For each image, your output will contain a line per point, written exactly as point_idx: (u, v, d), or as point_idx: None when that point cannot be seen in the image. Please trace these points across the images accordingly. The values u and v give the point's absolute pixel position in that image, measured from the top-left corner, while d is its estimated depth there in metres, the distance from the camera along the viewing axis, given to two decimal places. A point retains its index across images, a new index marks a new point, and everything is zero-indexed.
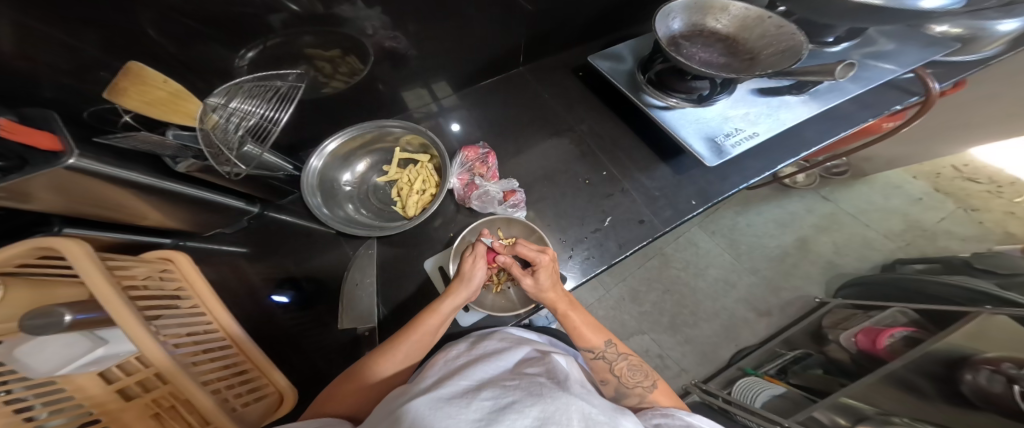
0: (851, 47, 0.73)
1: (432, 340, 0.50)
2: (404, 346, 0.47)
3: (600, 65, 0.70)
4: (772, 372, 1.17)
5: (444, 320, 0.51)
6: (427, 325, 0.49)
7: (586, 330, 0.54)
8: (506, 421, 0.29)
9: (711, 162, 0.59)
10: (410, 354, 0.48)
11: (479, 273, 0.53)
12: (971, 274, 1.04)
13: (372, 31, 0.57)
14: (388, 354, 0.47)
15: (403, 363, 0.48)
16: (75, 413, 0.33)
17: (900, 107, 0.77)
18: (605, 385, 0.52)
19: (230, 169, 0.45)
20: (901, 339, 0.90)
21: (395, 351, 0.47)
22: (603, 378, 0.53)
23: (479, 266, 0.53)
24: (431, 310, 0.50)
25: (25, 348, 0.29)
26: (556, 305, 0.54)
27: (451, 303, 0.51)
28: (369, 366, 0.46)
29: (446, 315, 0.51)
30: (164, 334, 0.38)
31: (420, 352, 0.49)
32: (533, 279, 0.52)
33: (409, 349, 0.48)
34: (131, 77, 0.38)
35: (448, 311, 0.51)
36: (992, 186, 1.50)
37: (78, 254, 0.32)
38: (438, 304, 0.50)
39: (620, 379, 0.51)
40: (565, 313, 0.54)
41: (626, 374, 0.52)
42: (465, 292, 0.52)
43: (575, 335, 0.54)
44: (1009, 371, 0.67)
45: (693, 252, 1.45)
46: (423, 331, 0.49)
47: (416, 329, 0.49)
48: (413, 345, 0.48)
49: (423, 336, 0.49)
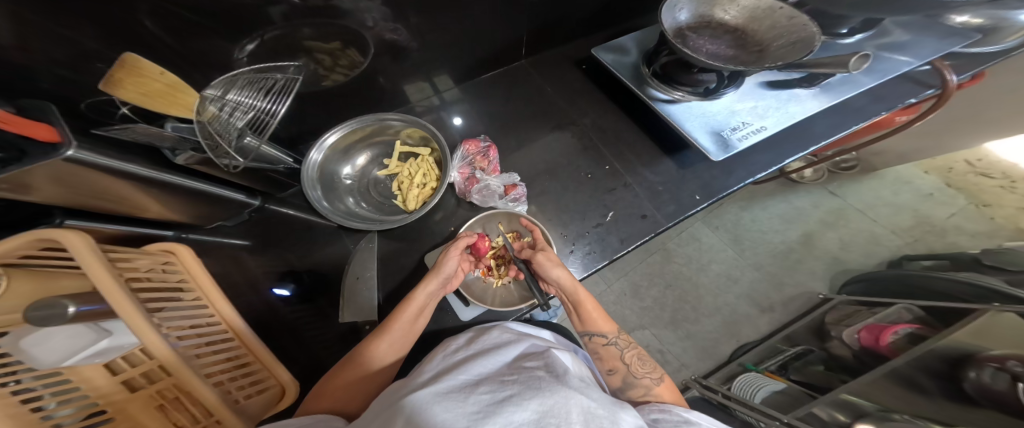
0: (865, 39, 0.71)
1: (416, 328, 0.52)
2: (389, 333, 0.49)
3: (605, 58, 0.69)
4: (773, 368, 1.17)
5: (423, 307, 0.53)
6: (406, 313, 0.50)
7: (598, 316, 0.55)
8: (504, 414, 0.29)
9: (717, 156, 0.58)
10: (397, 341, 0.49)
11: (450, 263, 0.53)
12: (980, 270, 1.02)
13: (372, 23, 0.56)
14: (376, 342, 0.48)
15: (394, 348, 0.49)
16: (82, 404, 0.34)
17: (914, 100, 0.75)
18: (614, 374, 0.52)
19: (229, 162, 0.45)
20: (905, 336, 0.89)
21: (381, 338, 0.49)
22: (612, 367, 0.53)
23: (451, 256, 0.54)
24: (407, 298, 0.52)
25: (31, 339, 0.29)
26: (574, 290, 0.54)
27: (427, 290, 0.52)
28: (366, 353, 0.48)
29: (424, 302, 0.53)
30: (167, 327, 0.38)
31: (406, 339, 0.50)
32: (547, 252, 0.56)
33: (395, 337, 0.49)
34: (127, 69, 0.38)
35: (426, 298, 0.53)
36: (1006, 181, 1.47)
37: (76, 243, 0.31)
38: (413, 293, 0.51)
39: (629, 368, 0.51)
40: (582, 302, 0.55)
41: (636, 363, 0.52)
42: (439, 280, 0.53)
43: (589, 321, 0.55)
44: (1014, 369, 0.66)
45: (696, 248, 1.44)
46: (403, 319, 0.50)
47: (397, 320, 0.50)
48: (398, 334, 0.50)
49: (405, 324, 0.50)
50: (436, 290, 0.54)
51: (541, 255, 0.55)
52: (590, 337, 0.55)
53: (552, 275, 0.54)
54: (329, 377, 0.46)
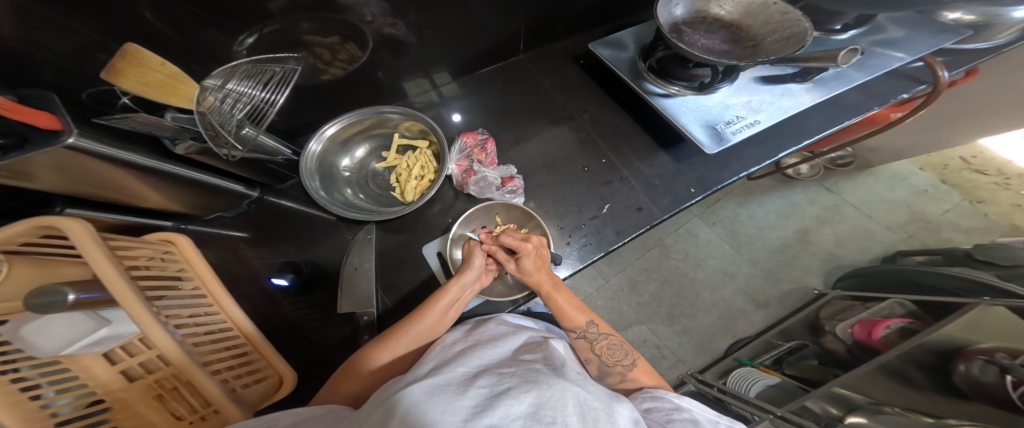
0: (859, 34, 0.72)
1: (446, 320, 0.52)
2: (412, 327, 0.49)
3: (601, 52, 0.69)
4: (767, 363, 1.17)
5: (455, 300, 0.53)
6: (440, 303, 0.51)
7: (571, 309, 0.54)
8: (501, 407, 0.30)
9: (710, 149, 0.58)
10: (421, 335, 0.50)
11: (477, 259, 0.54)
12: (973, 265, 1.03)
13: (371, 17, 0.56)
14: (394, 337, 0.49)
15: (416, 342, 0.50)
16: (81, 392, 0.34)
17: (908, 96, 0.76)
18: (589, 364, 0.53)
19: (228, 152, 0.45)
20: (897, 331, 0.91)
21: (404, 333, 0.49)
22: (586, 357, 0.53)
23: (477, 252, 0.55)
24: (440, 291, 0.52)
25: (31, 328, 0.29)
26: (542, 287, 0.54)
27: (460, 283, 0.53)
28: (379, 351, 0.48)
29: (457, 295, 0.53)
30: (165, 315, 0.38)
31: (430, 333, 0.51)
32: (516, 264, 0.53)
33: (419, 330, 0.49)
34: (129, 58, 0.38)
35: (459, 290, 0.53)
36: (1001, 178, 1.48)
37: (78, 231, 0.31)
38: (447, 286, 0.52)
39: (601, 359, 0.52)
40: (550, 295, 0.54)
41: (607, 353, 0.52)
42: (473, 270, 0.54)
43: (561, 316, 0.54)
44: (1002, 362, 0.69)
45: (693, 243, 1.45)
46: (434, 310, 0.51)
47: (432, 307, 0.51)
48: (422, 329, 0.50)
49: (437, 314, 0.51)
50: (469, 283, 0.55)
51: (513, 265, 0.53)
52: (564, 329, 0.55)
53: (521, 279, 0.54)
54: (346, 366, 0.48)
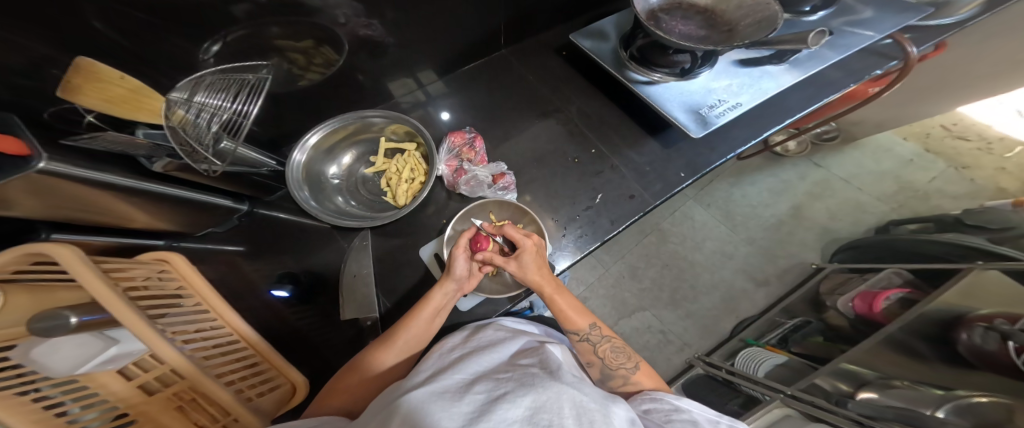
0: (828, 16, 0.71)
1: (433, 326, 0.53)
2: (403, 333, 0.51)
3: (582, 43, 0.69)
4: (773, 342, 1.19)
5: (441, 307, 0.54)
6: (423, 313, 0.52)
7: (573, 313, 0.55)
8: (498, 412, 0.31)
9: (696, 133, 0.59)
10: (407, 346, 0.51)
11: (460, 264, 0.54)
12: (963, 230, 1.04)
13: (344, 19, 0.56)
14: (387, 344, 0.50)
15: (404, 352, 0.51)
16: (105, 408, 0.36)
17: (881, 72, 0.75)
18: (591, 367, 0.54)
19: (208, 166, 0.47)
20: (896, 301, 0.93)
21: (392, 341, 0.50)
22: (589, 360, 0.54)
23: (459, 257, 0.54)
24: (424, 299, 0.53)
25: (40, 350, 0.29)
26: (543, 288, 0.54)
27: (442, 291, 0.54)
28: (373, 360, 0.49)
29: (441, 301, 0.54)
30: (171, 331, 0.40)
31: (417, 340, 0.52)
32: (517, 263, 0.54)
33: (409, 335, 0.51)
34: (84, 73, 0.38)
35: (443, 298, 0.54)
36: (982, 143, 1.48)
37: (69, 257, 0.30)
38: (430, 295, 0.53)
39: (605, 361, 0.53)
40: (553, 297, 0.55)
41: (610, 356, 0.53)
42: (455, 280, 0.55)
43: (562, 318, 0.55)
44: (1001, 328, 0.69)
45: (689, 226, 1.46)
46: (423, 315, 0.52)
47: (416, 317, 0.52)
48: (414, 330, 0.51)
49: (421, 322, 0.52)
50: (452, 290, 0.55)
51: (512, 265, 0.54)
52: (566, 332, 0.56)
53: (521, 279, 0.55)
54: (336, 379, 0.49)
